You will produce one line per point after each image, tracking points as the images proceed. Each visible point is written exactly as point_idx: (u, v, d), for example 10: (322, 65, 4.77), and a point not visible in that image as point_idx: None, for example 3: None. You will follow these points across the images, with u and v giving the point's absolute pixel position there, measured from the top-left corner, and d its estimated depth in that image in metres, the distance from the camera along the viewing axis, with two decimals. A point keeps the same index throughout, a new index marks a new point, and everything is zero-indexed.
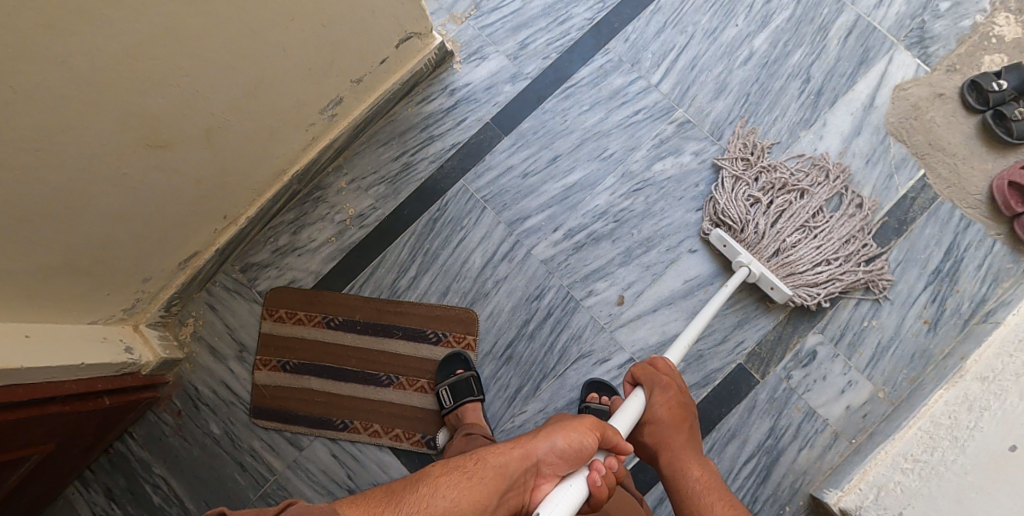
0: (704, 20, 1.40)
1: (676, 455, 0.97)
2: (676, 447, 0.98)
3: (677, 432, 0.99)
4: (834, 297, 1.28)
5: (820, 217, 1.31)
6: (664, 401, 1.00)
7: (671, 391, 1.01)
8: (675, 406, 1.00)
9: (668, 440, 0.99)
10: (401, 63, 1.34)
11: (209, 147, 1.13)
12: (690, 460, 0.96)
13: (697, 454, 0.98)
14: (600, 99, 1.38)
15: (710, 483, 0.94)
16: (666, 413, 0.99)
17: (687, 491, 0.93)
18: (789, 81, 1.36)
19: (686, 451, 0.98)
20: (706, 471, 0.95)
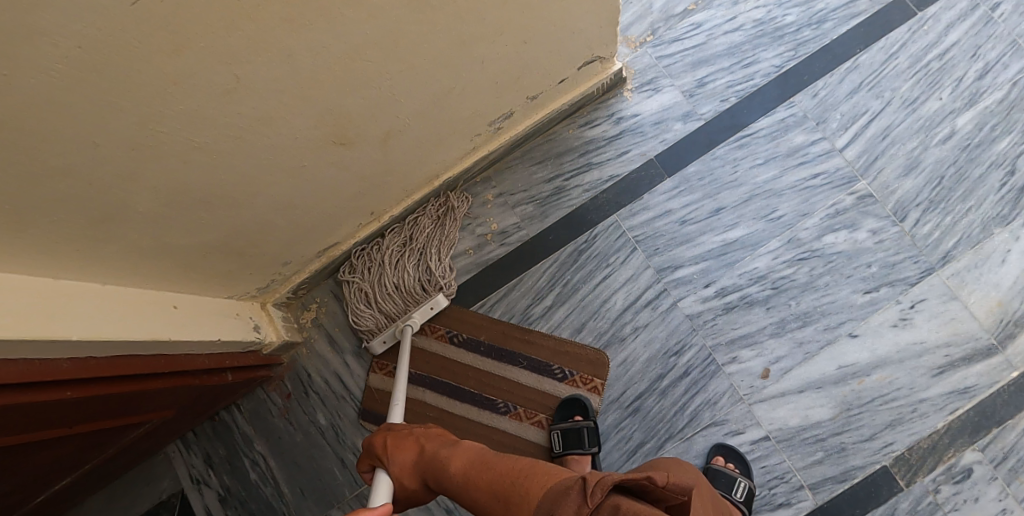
0: (904, 87, 1.30)
1: (433, 470, 0.90)
2: (432, 460, 0.91)
3: (418, 455, 0.94)
4: (1002, 415, 1.17)
5: (1000, 325, 1.20)
6: (408, 440, 0.97)
7: (392, 437, 0.98)
8: (404, 444, 0.96)
9: (419, 470, 0.93)
10: (575, 85, 1.29)
11: (383, 149, 1.10)
12: (447, 456, 0.90)
13: (448, 446, 0.92)
14: (776, 155, 1.30)
15: (482, 459, 0.88)
16: (403, 455, 0.94)
17: (462, 491, 0.86)
18: (990, 170, 1.24)
19: (443, 450, 0.91)
20: (466, 455, 0.89)
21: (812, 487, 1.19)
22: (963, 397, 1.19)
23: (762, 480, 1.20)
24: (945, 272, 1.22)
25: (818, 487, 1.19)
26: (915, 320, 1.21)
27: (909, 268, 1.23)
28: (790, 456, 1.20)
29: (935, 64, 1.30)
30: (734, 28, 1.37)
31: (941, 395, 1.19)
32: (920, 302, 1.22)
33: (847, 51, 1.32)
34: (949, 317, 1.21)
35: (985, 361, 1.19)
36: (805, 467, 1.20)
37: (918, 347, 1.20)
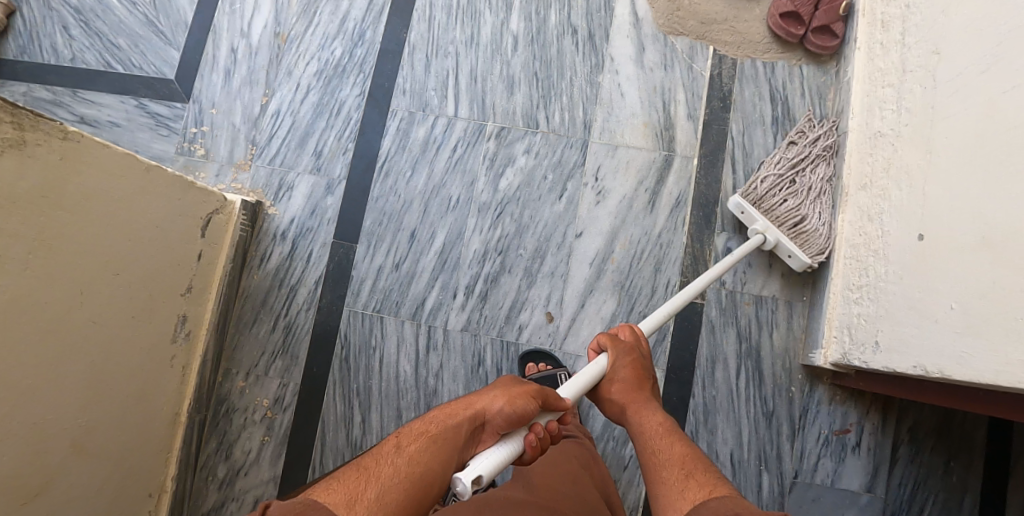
0: (458, 33, 1.39)
1: (633, 409, 0.96)
2: (637, 404, 0.96)
3: (637, 384, 0.99)
4: (714, 196, 1.33)
5: (660, 138, 1.34)
6: (629, 360, 1.00)
7: (626, 351, 1.01)
8: (628, 367, 1.00)
9: (631, 394, 0.97)
10: (218, 246, 1.26)
11: (87, 454, 1.02)
12: (653, 413, 0.94)
13: (660, 408, 0.96)
14: (416, 158, 1.35)
15: (671, 431, 0.91)
16: (625, 371, 0.99)
17: (644, 437, 0.91)
18: (561, 41, 1.38)
19: (647, 402, 0.96)
20: (666, 422, 0.93)
21: (651, 361, 1.29)
22: (682, 206, 1.32)
23: None
24: (596, 135, 1.34)
25: (655, 358, 1.29)
26: (608, 185, 1.33)
27: (572, 154, 1.34)
28: None
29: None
30: (306, 92, 1.40)
31: (668, 219, 1.32)
32: (599, 170, 1.33)
33: (396, 40, 1.40)
34: (626, 163, 1.33)
35: (672, 171, 1.33)
36: None
37: (626, 201, 1.32)
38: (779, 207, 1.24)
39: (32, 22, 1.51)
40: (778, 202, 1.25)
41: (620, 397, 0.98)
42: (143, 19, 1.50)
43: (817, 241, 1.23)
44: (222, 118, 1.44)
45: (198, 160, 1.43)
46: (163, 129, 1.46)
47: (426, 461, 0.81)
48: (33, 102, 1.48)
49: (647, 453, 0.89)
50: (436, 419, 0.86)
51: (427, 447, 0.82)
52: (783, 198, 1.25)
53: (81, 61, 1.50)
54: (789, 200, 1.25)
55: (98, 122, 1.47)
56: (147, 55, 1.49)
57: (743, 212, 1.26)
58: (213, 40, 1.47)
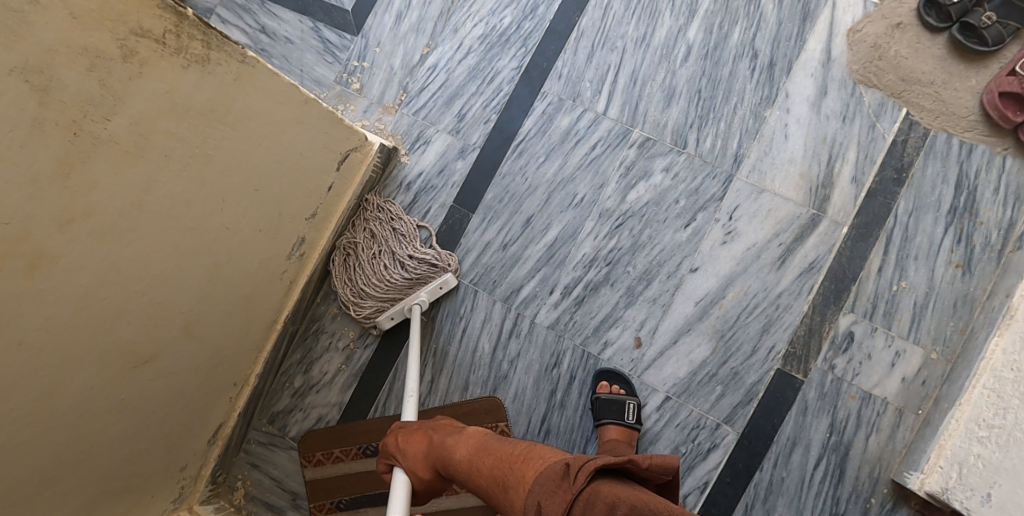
0: (630, 30, 1.33)
1: (441, 455, 0.98)
2: (442, 448, 0.99)
3: (428, 445, 1.01)
4: (853, 272, 1.21)
5: (812, 194, 1.23)
6: (410, 435, 1.03)
7: (402, 433, 1.04)
8: (411, 439, 1.03)
9: (431, 457, 0.99)
10: (348, 181, 1.32)
11: (194, 338, 1.13)
12: (453, 445, 0.97)
13: (455, 434, 0.99)
14: (553, 146, 1.33)
15: (480, 442, 0.96)
16: (415, 445, 1.01)
17: (464, 474, 0.94)
18: (737, 63, 1.28)
19: (447, 435, 1.00)
20: (469, 443, 0.97)
21: (728, 420, 1.22)
22: (813, 272, 1.22)
23: (682, 438, 1.23)
24: (743, 172, 1.25)
25: (733, 418, 1.22)
26: (740, 228, 1.24)
27: (712, 185, 1.26)
28: (696, 404, 1.23)
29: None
30: (467, 53, 1.41)
31: (794, 281, 1.22)
32: (736, 210, 1.25)
33: (568, 23, 1.37)
34: (766, 211, 1.24)
35: (815, 232, 1.22)
36: (713, 406, 1.22)
37: (753, 249, 1.23)
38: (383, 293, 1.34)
39: None
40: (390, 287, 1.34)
41: (425, 463, 0.99)
42: None
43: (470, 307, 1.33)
44: (383, 58, 1.50)
45: (351, 92, 1.51)
46: (328, 55, 1.55)
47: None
48: (227, 4, 1.63)
49: (475, 481, 0.93)
50: None
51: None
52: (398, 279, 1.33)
53: None
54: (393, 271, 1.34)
55: (275, 35, 1.59)
56: None
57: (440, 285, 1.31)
58: None
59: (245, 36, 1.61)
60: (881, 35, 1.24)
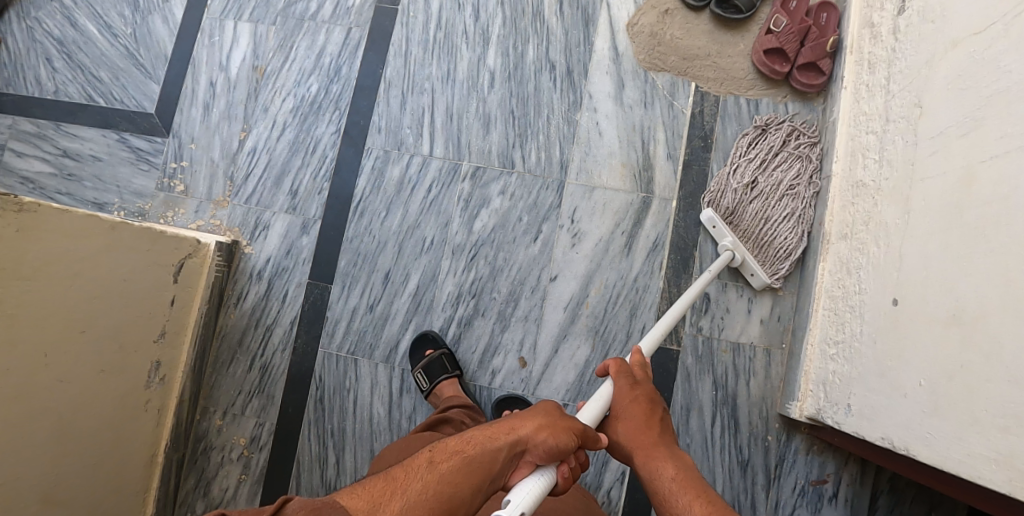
0: (434, 70, 1.37)
1: (648, 456, 0.88)
2: (652, 448, 0.89)
3: (646, 421, 0.91)
4: (693, 239, 1.30)
5: (638, 179, 1.32)
6: (633, 393, 0.93)
7: (639, 385, 0.95)
8: (632, 403, 0.93)
9: (639, 436, 0.90)
10: (191, 289, 1.27)
11: (58, 506, 1.04)
12: (666, 460, 0.87)
13: (674, 449, 0.90)
14: (391, 198, 1.34)
15: (693, 482, 0.85)
16: (635, 408, 0.92)
17: (665, 497, 0.84)
18: (539, 77, 1.35)
19: (659, 446, 0.89)
20: (682, 470, 0.86)
21: None
22: (659, 250, 1.30)
23: None
24: (573, 176, 1.32)
25: None
26: (584, 228, 1.31)
27: (547, 196, 1.31)
28: None
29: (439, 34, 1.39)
30: (282, 129, 1.40)
31: (645, 262, 1.30)
32: (575, 212, 1.31)
33: (373, 76, 1.39)
34: (602, 205, 1.31)
35: (650, 213, 1.31)
36: None
37: (601, 244, 1.30)
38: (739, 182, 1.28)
39: (18, 54, 1.56)
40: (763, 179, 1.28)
41: (633, 440, 0.90)
42: (123, 52, 1.53)
43: (770, 256, 1.27)
44: (201, 153, 1.46)
45: (176, 195, 1.46)
46: (143, 163, 1.48)
47: (451, 482, 0.78)
48: (18, 135, 1.53)
49: (673, 515, 0.83)
50: (474, 440, 0.83)
51: (466, 463, 0.80)
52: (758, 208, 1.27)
53: (64, 93, 1.54)
54: (786, 166, 1.29)
55: (80, 156, 1.51)
56: (127, 88, 1.51)
57: (715, 226, 1.27)
58: (192, 73, 1.49)
59: (47, 164, 1.52)
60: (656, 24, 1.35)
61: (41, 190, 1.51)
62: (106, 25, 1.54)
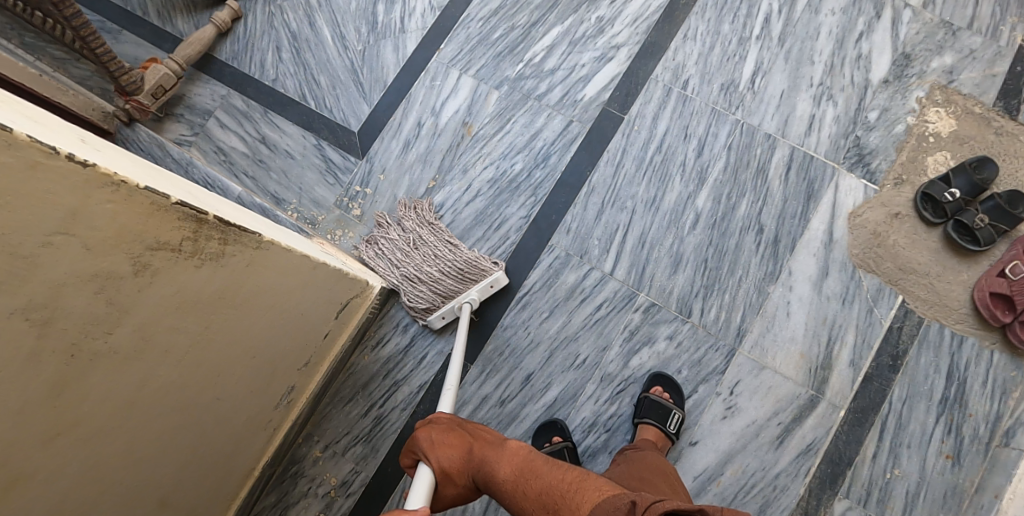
0: (640, 191, 1.35)
1: (479, 474, 0.92)
2: (481, 463, 0.92)
3: (467, 453, 0.94)
4: (849, 456, 1.23)
5: (812, 374, 1.25)
6: (434, 442, 0.93)
7: (429, 434, 0.95)
8: (439, 446, 0.93)
9: (465, 465, 0.93)
10: (345, 325, 1.27)
11: (166, 510, 1.03)
12: (495, 461, 0.91)
13: (495, 449, 0.93)
14: (557, 302, 1.32)
15: (522, 466, 0.90)
16: (444, 455, 0.92)
17: (508, 496, 0.89)
18: (743, 235, 1.31)
19: (491, 452, 0.93)
20: (511, 461, 0.91)
21: None
22: (810, 455, 1.23)
23: None
24: (746, 347, 1.27)
25: None
26: (741, 404, 1.25)
27: (714, 357, 1.27)
28: None
29: (566, 189, 1.37)
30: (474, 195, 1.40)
31: (792, 462, 1.23)
32: (737, 385, 1.26)
33: (579, 175, 1.37)
34: (766, 388, 1.25)
35: (813, 414, 1.24)
36: None
37: (752, 427, 1.24)
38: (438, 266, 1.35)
39: (254, 34, 1.64)
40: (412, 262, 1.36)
41: (464, 474, 0.93)
42: (347, 64, 1.58)
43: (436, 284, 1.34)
44: (387, 186, 1.48)
45: (351, 218, 1.47)
46: (330, 176, 1.51)
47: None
48: (228, 108, 1.60)
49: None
50: None
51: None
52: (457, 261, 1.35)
53: (281, 84, 1.60)
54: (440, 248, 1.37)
55: (275, 148, 1.55)
56: (340, 100, 1.56)
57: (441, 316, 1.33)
58: (405, 107, 1.52)
59: (243, 144, 1.56)
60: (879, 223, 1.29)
61: (228, 165, 1.55)
62: (340, 35, 1.60)
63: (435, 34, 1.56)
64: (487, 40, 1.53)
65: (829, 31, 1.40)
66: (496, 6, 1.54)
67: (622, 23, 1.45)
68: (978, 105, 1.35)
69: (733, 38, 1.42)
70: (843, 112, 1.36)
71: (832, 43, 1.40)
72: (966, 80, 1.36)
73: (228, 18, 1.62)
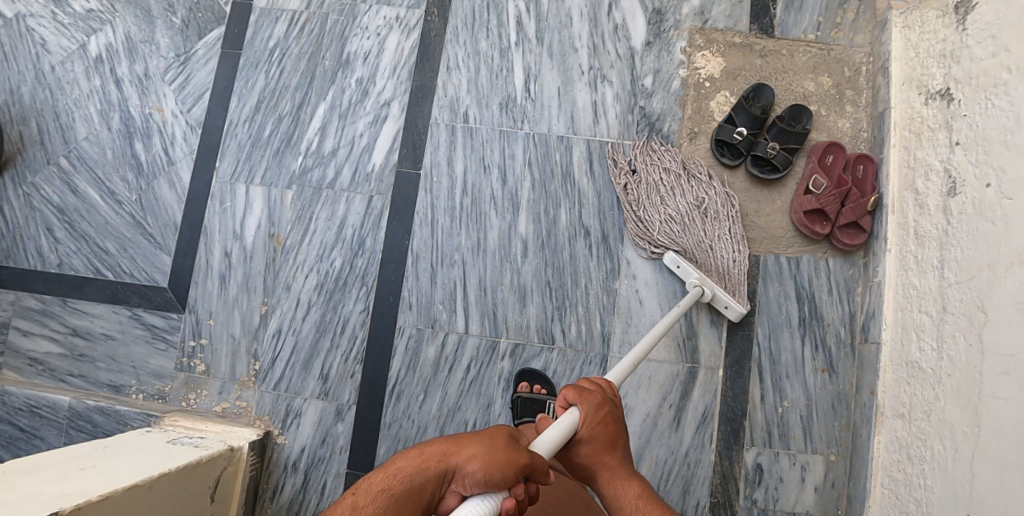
0: (464, 240, 1.33)
1: (609, 476, 0.81)
2: (609, 476, 0.81)
3: (613, 449, 0.82)
4: (741, 408, 1.27)
5: (682, 349, 1.29)
6: (601, 417, 0.81)
7: (603, 407, 0.82)
8: (600, 429, 0.81)
9: (605, 454, 0.81)
10: (227, 498, 1.21)
11: None
12: (629, 477, 0.81)
13: (634, 477, 0.81)
14: (427, 381, 1.31)
15: (653, 508, 0.78)
16: (600, 432, 0.80)
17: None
18: (574, 243, 1.32)
19: (623, 473, 0.81)
20: (646, 488, 0.80)
21: None
22: (707, 422, 1.27)
23: None
24: (615, 349, 1.29)
25: None
26: (630, 403, 1.28)
27: (590, 371, 1.29)
28: None
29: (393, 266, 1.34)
30: (309, 307, 1.35)
31: (695, 436, 1.27)
32: (621, 387, 1.28)
33: (400, 248, 1.34)
34: (648, 379, 1.28)
35: (697, 384, 1.28)
36: None
37: (648, 419, 1.27)
38: (669, 238, 1.28)
39: (17, 225, 1.46)
40: (690, 203, 1.30)
41: (594, 461, 0.81)
42: (128, 219, 1.45)
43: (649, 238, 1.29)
44: (220, 329, 1.39)
45: (198, 376, 1.39)
46: (159, 341, 1.41)
47: None
48: (23, 312, 1.43)
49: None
50: (400, 473, 0.71)
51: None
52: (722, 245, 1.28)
53: (68, 267, 1.44)
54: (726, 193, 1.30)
55: (92, 334, 1.42)
56: (137, 259, 1.43)
57: (679, 267, 1.26)
58: (205, 242, 1.42)
59: (55, 343, 1.42)
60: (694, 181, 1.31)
61: (50, 373, 1.41)
62: (109, 191, 1.45)
63: (204, 153, 1.45)
64: (259, 140, 1.43)
65: (580, 13, 1.39)
66: (255, 103, 1.44)
67: (384, 78, 1.40)
68: (736, 35, 1.37)
69: (494, 52, 1.39)
70: (621, 88, 1.36)
71: (586, 24, 1.38)
72: (718, 15, 1.38)
73: None
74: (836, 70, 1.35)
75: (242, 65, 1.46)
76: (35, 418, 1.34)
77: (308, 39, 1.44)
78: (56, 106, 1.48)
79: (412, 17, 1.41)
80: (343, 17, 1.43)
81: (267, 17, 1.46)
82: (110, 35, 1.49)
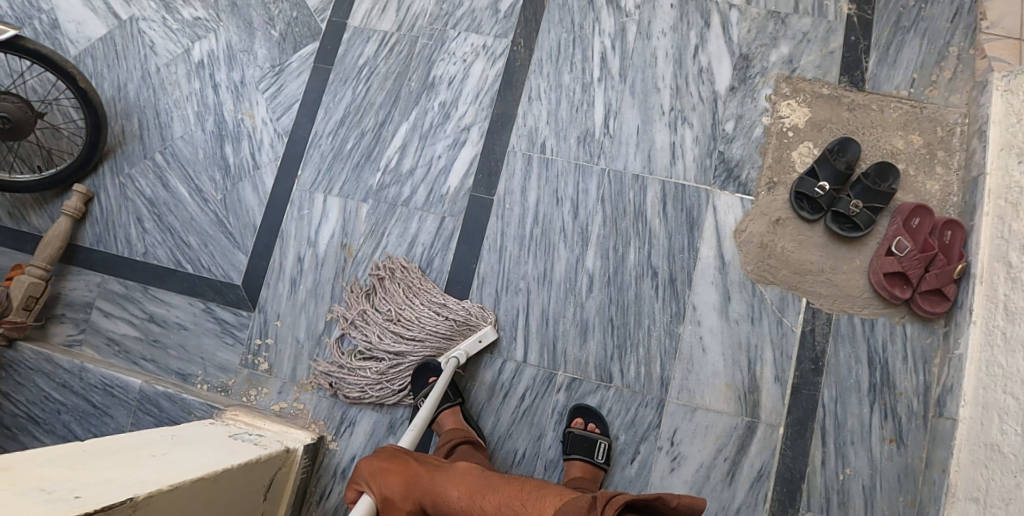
0: (530, 269, 1.34)
1: (433, 495, 1.02)
2: (430, 489, 1.02)
3: (411, 476, 1.03)
4: (800, 470, 1.23)
5: (742, 401, 1.26)
6: (379, 470, 1.04)
7: (373, 464, 1.05)
8: (387, 478, 1.03)
9: (412, 488, 1.03)
10: (278, 498, 1.24)
11: None
12: (444, 485, 1.02)
13: (442, 472, 1.04)
14: (481, 405, 1.31)
15: (475, 482, 1.01)
16: (392, 483, 1.02)
17: (461, 513, 0.98)
18: (639, 283, 1.31)
19: (430, 477, 1.03)
20: (461, 483, 1.01)
21: None
22: (763, 480, 1.23)
23: None
24: (673, 394, 1.27)
25: None
26: (684, 451, 1.25)
27: (646, 414, 1.27)
28: None
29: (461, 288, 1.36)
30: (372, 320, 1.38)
31: (749, 493, 1.23)
32: (675, 433, 1.26)
33: (467, 271, 1.37)
34: (704, 429, 1.25)
35: (755, 440, 1.24)
36: None
37: (701, 470, 1.24)
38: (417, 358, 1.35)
39: (110, 211, 1.55)
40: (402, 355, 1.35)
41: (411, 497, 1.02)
42: (212, 217, 1.51)
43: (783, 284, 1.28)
44: (286, 331, 1.43)
45: (261, 374, 1.43)
46: (228, 337, 1.46)
47: None
48: (107, 295, 1.51)
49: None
50: None
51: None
52: (432, 326, 1.34)
53: (153, 256, 1.52)
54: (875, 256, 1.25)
55: (166, 322, 1.49)
56: (216, 256, 1.50)
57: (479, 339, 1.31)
58: (280, 246, 1.47)
59: (133, 327, 1.49)
60: (766, 246, 1.29)
61: (125, 354, 1.49)
62: (197, 189, 1.53)
63: (288, 161, 1.51)
64: (341, 154, 1.48)
65: (665, 54, 1.39)
66: (340, 117, 1.50)
67: (466, 103, 1.43)
68: (825, 87, 1.34)
69: (576, 86, 1.40)
70: (701, 131, 1.35)
71: (671, 65, 1.38)
72: (807, 65, 1.35)
73: (79, 203, 1.52)
74: (928, 130, 1.31)
75: (332, 79, 1.52)
76: (107, 397, 1.41)
77: (395, 59, 1.49)
78: (157, 105, 1.57)
79: (498, 45, 1.44)
80: (432, 41, 1.47)
81: (359, 37, 1.52)
82: (213, 42, 1.57)
